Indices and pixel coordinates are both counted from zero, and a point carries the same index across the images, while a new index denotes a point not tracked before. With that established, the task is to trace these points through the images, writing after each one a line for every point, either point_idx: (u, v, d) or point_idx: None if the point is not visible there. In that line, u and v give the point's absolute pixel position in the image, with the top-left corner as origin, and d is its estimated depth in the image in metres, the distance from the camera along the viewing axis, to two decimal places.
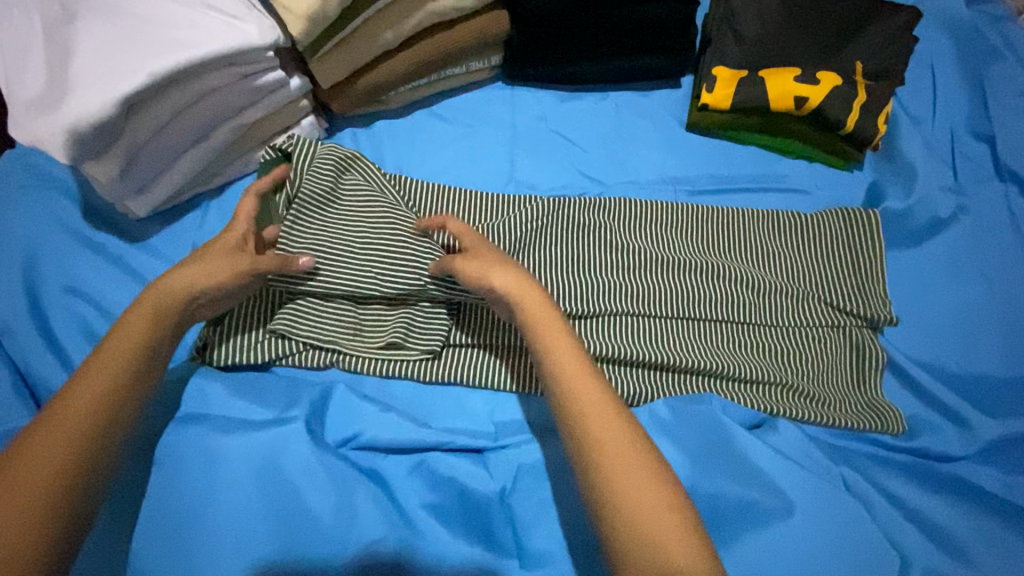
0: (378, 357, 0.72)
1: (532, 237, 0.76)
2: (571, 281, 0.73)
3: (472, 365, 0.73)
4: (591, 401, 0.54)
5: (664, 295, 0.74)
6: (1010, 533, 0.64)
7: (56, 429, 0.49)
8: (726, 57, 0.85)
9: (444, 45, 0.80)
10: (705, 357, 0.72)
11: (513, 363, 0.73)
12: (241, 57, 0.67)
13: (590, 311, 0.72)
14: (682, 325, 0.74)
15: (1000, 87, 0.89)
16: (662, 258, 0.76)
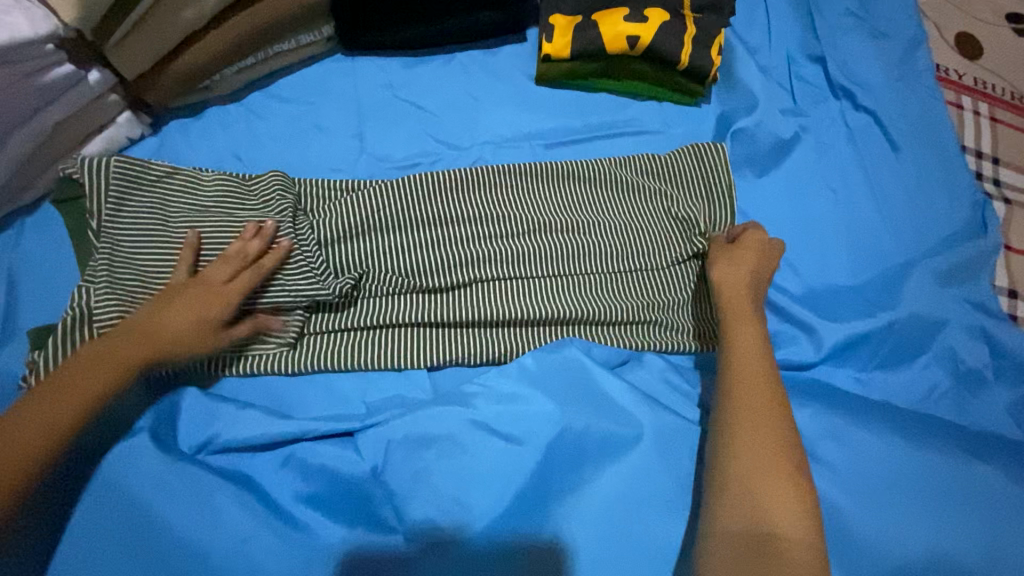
0: (231, 354, 0.68)
1: (385, 223, 0.74)
2: (427, 254, 0.73)
3: (335, 349, 0.70)
4: (750, 373, 0.60)
5: (528, 254, 0.74)
6: (860, 426, 0.69)
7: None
8: (561, 6, 0.84)
9: (259, 20, 0.75)
10: (572, 308, 0.73)
11: (378, 338, 0.71)
12: (16, 53, 0.60)
13: (455, 282, 0.72)
14: (546, 276, 0.74)
15: (828, 9, 0.93)
16: (524, 219, 0.76)
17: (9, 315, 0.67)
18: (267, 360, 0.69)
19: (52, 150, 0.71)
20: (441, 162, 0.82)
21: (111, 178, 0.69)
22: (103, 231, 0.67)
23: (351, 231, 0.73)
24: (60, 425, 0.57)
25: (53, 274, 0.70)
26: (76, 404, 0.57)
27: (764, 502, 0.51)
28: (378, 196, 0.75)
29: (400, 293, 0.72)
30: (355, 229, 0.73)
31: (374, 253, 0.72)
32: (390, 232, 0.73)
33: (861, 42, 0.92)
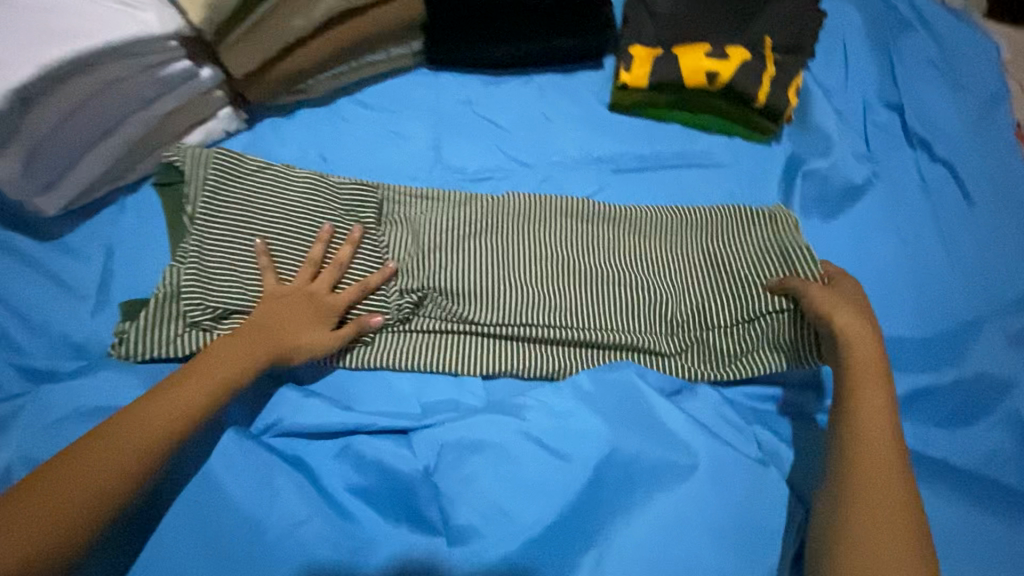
0: None
1: (449, 234, 0.77)
2: (478, 267, 0.75)
3: (397, 349, 0.73)
4: (874, 459, 0.56)
5: (582, 278, 0.76)
6: (919, 483, 0.67)
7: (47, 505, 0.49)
8: (642, 37, 0.87)
9: (357, 31, 0.80)
10: (626, 334, 0.73)
11: (439, 342, 0.74)
12: (142, 47, 0.65)
13: (510, 298, 0.74)
14: (609, 299, 0.75)
15: (909, 58, 0.93)
16: (581, 245, 0.78)
17: (104, 285, 0.72)
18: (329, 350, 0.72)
19: (157, 138, 0.77)
20: (511, 177, 0.84)
21: (211, 165, 0.73)
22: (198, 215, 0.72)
23: (417, 239, 0.76)
24: (168, 425, 0.57)
25: (145, 252, 0.75)
26: (180, 407, 0.58)
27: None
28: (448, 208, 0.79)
29: (466, 298, 0.74)
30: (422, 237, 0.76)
31: (434, 264, 0.74)
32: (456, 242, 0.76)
33: (941, 93, 0.91)
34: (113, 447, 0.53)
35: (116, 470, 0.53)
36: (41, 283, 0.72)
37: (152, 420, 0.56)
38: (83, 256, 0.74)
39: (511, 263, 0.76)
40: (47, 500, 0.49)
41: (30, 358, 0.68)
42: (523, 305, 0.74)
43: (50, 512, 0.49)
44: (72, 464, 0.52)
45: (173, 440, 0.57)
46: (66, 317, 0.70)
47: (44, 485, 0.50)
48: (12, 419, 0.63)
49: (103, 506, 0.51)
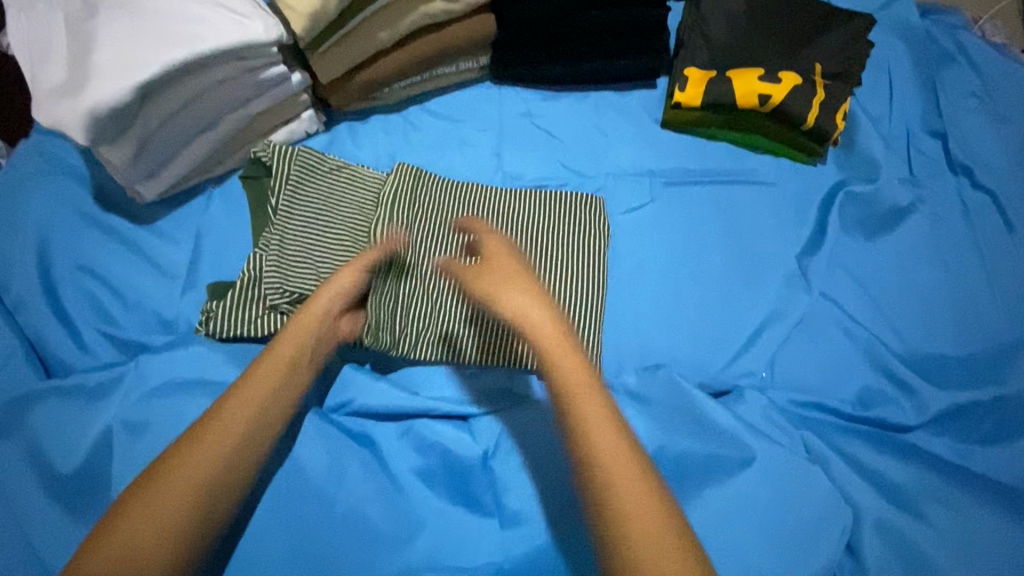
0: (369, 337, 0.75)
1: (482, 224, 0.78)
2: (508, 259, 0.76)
3: (447, 339, 0.75)
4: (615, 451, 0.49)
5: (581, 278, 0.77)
6: (961, 494, 0.69)
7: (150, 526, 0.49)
8: (696, 60, 0.92)
9: (434, 46, 0.86)
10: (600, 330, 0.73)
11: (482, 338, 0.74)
12: (248, 52, 0.72)
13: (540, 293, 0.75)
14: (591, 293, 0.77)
15: (951, 89, 0.97)
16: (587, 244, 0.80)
17: (192, 268, 0.78)
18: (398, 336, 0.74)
19: (246, 135, 0.83)
20: (567, 186, 0.89)
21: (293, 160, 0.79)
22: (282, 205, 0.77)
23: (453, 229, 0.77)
24: (254, 411, 0.58)
25: (231, 239, 0.81)
26: (261, 390, 0.59)
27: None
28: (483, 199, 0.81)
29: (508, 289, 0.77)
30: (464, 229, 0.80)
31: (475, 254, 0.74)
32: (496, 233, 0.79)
33: (983, 124, 0.95)
34: (205, 439, 0.54)
35: (217, 459, 0.54)
36: (137, 263, 0.78)
37: (237, 407, 0.57)
38: (175, 241, 0.80)
39: (538, 258, 0.78)
40: (159, 496, 0.50)
41: (126, 331, 0.74)
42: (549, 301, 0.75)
43: (165, 509, 0.50)
44: (172, 464, 0.53)
45: (265, 424, 0.58)
46: (157, 295, 0.77)
47: (142, 505, 0.50)
48: (111, 384, 0.69)
49: (213, 495, 0.53)
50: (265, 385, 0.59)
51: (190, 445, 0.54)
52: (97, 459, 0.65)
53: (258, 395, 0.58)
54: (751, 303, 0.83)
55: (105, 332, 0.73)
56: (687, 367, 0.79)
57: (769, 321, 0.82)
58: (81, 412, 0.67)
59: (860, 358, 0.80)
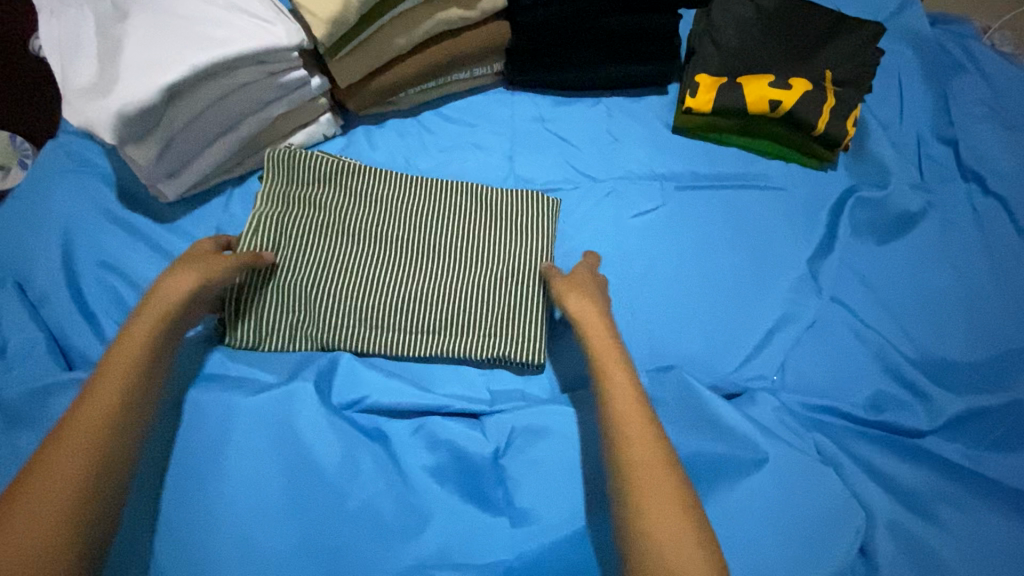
0: (383, 339, 0.77)
1: (366, 215, 0.82)
2: (395, 249, 0.81)
3: (440, 341, 0.77)
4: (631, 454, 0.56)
5: (465, 268, 0.81)
6: (974, 499, 0.69)
7: (34, 516, 0.48)
8: (707, 66, 0.93)
9: (449, 52, 0.88)
10: (500, 320, 0.78)
11: (481, 338, 0.78)
12: (270, 56, 0.74)
13: (427, 284, 0.79)
14: (495, 287, 0.80)
15: (961, 97, 0.98)
16: (465, 234, 0.83)
17: None
18: (369, 342, 0.77)
19: (266, 137, 0.85)
20: (578, 190, 0.91)
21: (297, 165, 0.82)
22: (261, 220, 0.78)
23: (353, 220, 0.81)
24: (111, 396, 0.56)
25: None
26: (118, 374, 0.58)
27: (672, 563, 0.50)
28: (437, 205, 0.84)
29: (467, 289, 0.80)
30: (376, 224, 0.82)
31: (367, 250, 0.80)
32: (451, 235, 0.83)
33: (993, 131, 0.95)
34: (70, 432, 0.53)
35: (81, 445, 0.53)
36: (157, 260, 0.80)
37: (92, 397, 0.56)
38: (194, 239, 0.82)
39: (408, 250, 0.81)
40: (24, 500, 0.49)
41: None
42: (433, 291, 0.79)
43: (36, 505, 0.49)
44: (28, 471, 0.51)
45: (126, 401, 0.57)
46: None
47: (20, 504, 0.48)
48: None
49: (100, 473, 0.53)
50: (118, 370, 0.58)
51: (53, 440, 0.53)
52: None
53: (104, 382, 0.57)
54: (761, 306, 0.83)
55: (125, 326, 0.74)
56: (697, 368, 0.79)
57: (779, 325, 0.82)
58: None
59: (871, 361, 0.80)
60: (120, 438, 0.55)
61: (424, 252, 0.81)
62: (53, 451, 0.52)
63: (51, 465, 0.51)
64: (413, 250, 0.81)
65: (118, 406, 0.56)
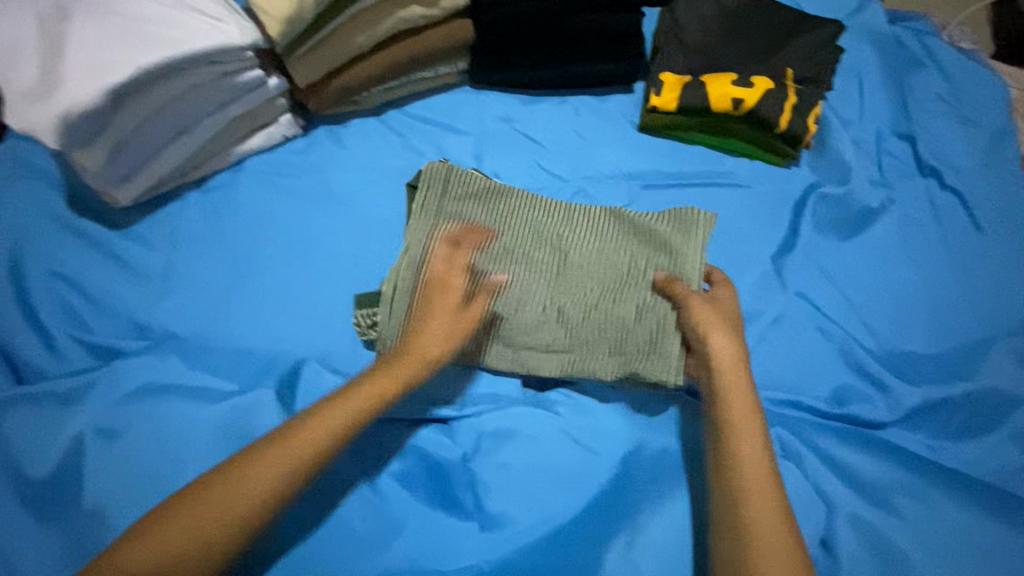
0: (535, 357, 0.73)
1: (519, 232, 0.76)
2: (529, 271, 0.74)
3: (559, 365, 0.72)
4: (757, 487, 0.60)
5: (568, 287, 0.74)
6: (932, 488, 0.71)
7: (191, 528, 0.54)
8: (671, 65, 0.93)
9: (411, 50, 0.86)
10: (644, 338, 0.71)
11: (646, 364, 0.71)
12: (223, 55, 0.72)
13: (541, 308, 0.73)
14: (632, 299, 0.73)
15: (919, 93, 1.00)
16: (582, 252, 0.76)
17: (168, 272, 0.78)
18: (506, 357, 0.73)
19: (224, 139, 0.83)
20: (546, 190, 0.90)
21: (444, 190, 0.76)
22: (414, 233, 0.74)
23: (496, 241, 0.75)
24: (305, 445, 0.58)
25: (207, 243, 0.80)
26: (322, 435, 0.59)
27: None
28: (574, 213, 0.78)
29: (571, 312, 0.72)
30: (521, 239, 0.75)
31: (496, 267, 0.74)
32: (590, 249, 0.76)
33: (950, 127, 0.97)
34: (251, 461, 0.57)
35: (229, 511, 0.55)
36: (111, 268, 0.77)
37: (280, 451, 0.57)
38: (149, 245, 0.80)
39: (549, 268, 0.74)
40: (168, 533, 0.54)
41: (99, 335, 0.73)
42: (549, 316, 0.72)
43: (171, 550, 0.53)
44: (187, 506, 0.55)
45: (302, 476, 0.58)
46: (132, 299, 0.76)
47: (187, 509, 0.55)
48: (83, 389, 0.68)
49: (257, 513, 0.56)
50: (326, 427, 0.59)
51: (235, 462, 0.57)
52: (66, 465, 0.64)
53: (298, 443, 0.58)
54: None
55: (77, 337, 0.72)
56: None
57: (746, 321, 0.83)
58: (52, 418, 0.66)
59: (835, 356, 0.81)
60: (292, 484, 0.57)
61: (534, 272, 0.74)
62: (236, 474, 0.56)
63: (220, 489, 0.55)
64: (541, 267, 0.74)
65: (303, 456, 0.58)
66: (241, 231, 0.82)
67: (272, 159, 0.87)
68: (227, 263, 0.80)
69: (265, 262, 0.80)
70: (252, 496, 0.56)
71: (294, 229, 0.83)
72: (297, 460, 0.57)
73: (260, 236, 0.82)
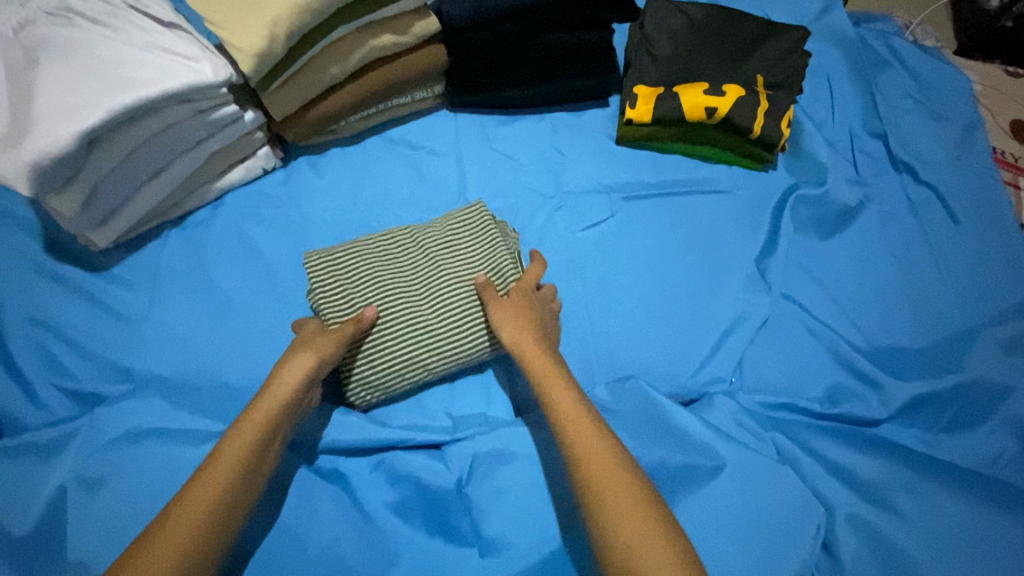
0: (456, 356, 0.74)
1: (431, 243, 0.78)
2: (433, 279, 0.75)
3: (444, 364, 0.74)
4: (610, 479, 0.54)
5: (432, 289, 0.75)
6: (930, 483, 0.71)
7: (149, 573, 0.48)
8: (644, 78, 0.94)
9: (386, 78, 0.87)
10: (404, 333, 0.73)
11: (431, 353, 0.73)
12: (197, 94, 0.72)
13: (440, 312, 0.73)
14: (405, 297, 0.74)
15: (886, 91, 1.02)
16: (441, 252, 0.77)
17: (149, 313, 0.77)
18: (436, 363, 0.73)
19: (200, 175, 0.83)
20: (528, 207, 0.90)
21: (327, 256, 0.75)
22: (371, 255, 0.76)
23: (413, 250, 0.78)
24: (240, 462, 0.56)
25: (188, 281, 0.80)
26: (245, 448, 0.57)
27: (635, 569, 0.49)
28: (456, 224, 0.80)
29: (427, 312, 0.74)
30: (430, 249, 0.77)
31: (405, 280, 0.75)
32: (433, 248, 0.77)
33: (919, 123, 0.99)
34: (201, 484, 0.54)
35: (195, 522, 0.52)
36: (91, 311, 0.76)
37: (216, 475, 0.55)
38: (129, 286, 0.79)
39: (438, 272, 0.75)
40: None
41: (80, 382, 0.71)
42: (447, 318, 0.73)
43: None
44: (138, 551, 0.49)
45: (256, 469, 0.57)
46: (114, 343, 0.75)
47: (147, 552, 0.49)
48: (66, 439, 0.66)
49: (210, 537, 0.52)
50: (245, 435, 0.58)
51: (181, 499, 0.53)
52: (49, 517, 0.62)
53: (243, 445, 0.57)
54: (714, 310, 0.84)
55: (56, 384, 0.70)
56: (656, 377, 0.79)
57: (733, 325, 0.83)
58: (34, 470, 0.64)
59: (824, 354, 0.82)
60: (241, 502, 0.55)
61: (431, 275, 0.75)
62: (189, 501, 0.53)
63: (170, 528, 0.51)
64: (439, 271, 0.75)
65: (241, 470, 0.56)
66: (223, 267, 0.81)
67: (252, 193, 0.87)
68: (212, 299, 0.79)
69: (248, 296, 0.80)
70: (204, 519, 0.52)
71: (277, 262, 0.82)
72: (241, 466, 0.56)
73: (243, 270, 0.81)
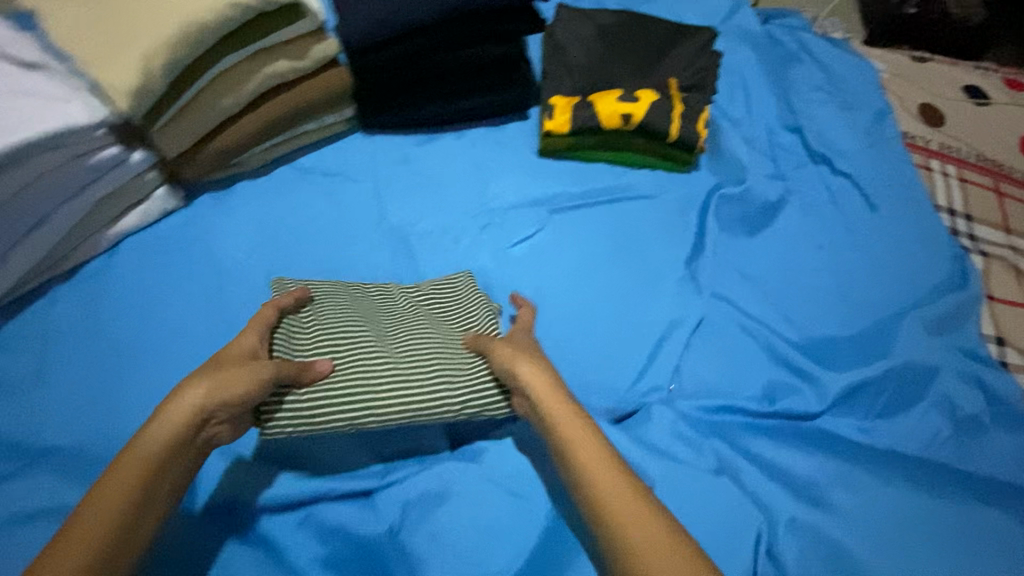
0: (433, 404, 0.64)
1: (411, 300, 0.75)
2: (422, 324, 0.70)
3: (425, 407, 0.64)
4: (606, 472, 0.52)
5: (423, 332, 0.69)
6: (866, 474, 0.71)
7: None
8: (559, 88, 0.93)
9: (289, 104, 0.83)
10: (385, 369, 0.64)
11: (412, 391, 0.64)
12: (69, 138, 0.66)
13: (432, 351, 0.67)
14: (393, 337, 0.68)
15: (798, 86, 1.04)
16: (424, 308, 0.74)
17: (38, 379, 0.70)
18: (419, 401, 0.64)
19: (89, 223, 0.76)
20: (452, 227, 0.87)
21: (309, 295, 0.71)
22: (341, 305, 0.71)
23: (395, 303, 0.74)
24: (135, 495, 0.49)
25: (82, 340, 0.73)
26: (140, 480, 0.49)
27: (639, 548, 0.46)
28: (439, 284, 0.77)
29: (415, 347, 0.67)
30: (411, 306, 0.74)
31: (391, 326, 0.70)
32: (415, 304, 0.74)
33: (831, 114, 1.01)
34: (85, 524, 0.46)
35: (78, 572, 0.44)
36: None
37: (105, 512, 0.47)
38: (14, 352, 0.71)
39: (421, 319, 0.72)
40: None
41: None
42: (438, 358, 0.67)
43: None
44: None
45: (152, 500, 0.50)
46: None
47: None
48: None
49: None
50: (152, 447, 0.51)
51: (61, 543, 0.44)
52: None
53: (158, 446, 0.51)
54: (649, 319, 0.83)
55: None
56: (594, 393, 0.77)
57: (668, 331, 0.82)
58: None
59: (759, 352, 0.81)
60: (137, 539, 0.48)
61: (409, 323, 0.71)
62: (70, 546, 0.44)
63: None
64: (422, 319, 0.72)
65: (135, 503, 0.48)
66: (123, 319, 0.75)
67: (152, 237, 0.81)
68: (109, 358, 0.73)
69: (151, 349, 0.74)
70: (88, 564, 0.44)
71: (183, 309, 0.76)
72: (151, 462, 0.50)
73: (145, 321, 0.75)
